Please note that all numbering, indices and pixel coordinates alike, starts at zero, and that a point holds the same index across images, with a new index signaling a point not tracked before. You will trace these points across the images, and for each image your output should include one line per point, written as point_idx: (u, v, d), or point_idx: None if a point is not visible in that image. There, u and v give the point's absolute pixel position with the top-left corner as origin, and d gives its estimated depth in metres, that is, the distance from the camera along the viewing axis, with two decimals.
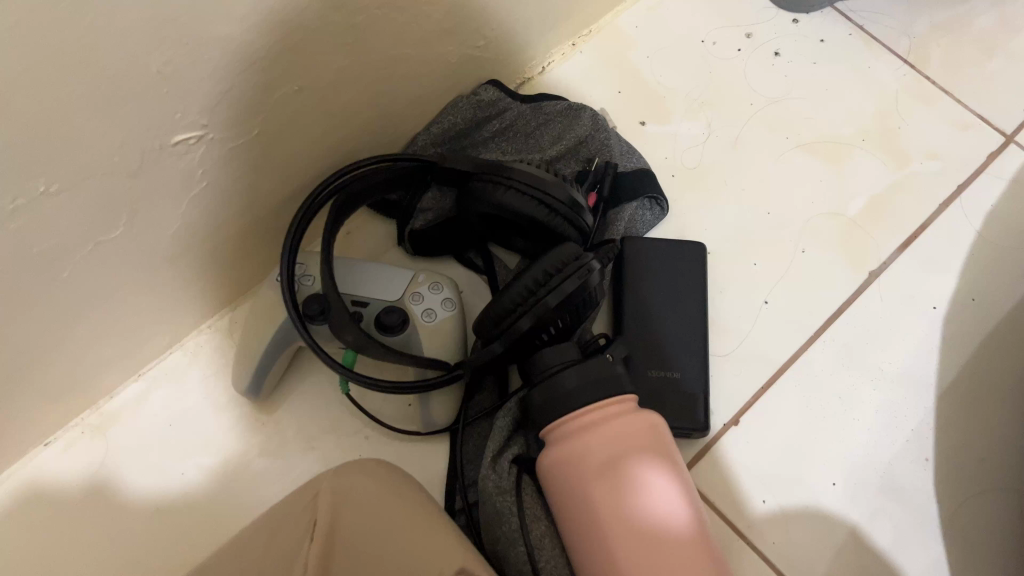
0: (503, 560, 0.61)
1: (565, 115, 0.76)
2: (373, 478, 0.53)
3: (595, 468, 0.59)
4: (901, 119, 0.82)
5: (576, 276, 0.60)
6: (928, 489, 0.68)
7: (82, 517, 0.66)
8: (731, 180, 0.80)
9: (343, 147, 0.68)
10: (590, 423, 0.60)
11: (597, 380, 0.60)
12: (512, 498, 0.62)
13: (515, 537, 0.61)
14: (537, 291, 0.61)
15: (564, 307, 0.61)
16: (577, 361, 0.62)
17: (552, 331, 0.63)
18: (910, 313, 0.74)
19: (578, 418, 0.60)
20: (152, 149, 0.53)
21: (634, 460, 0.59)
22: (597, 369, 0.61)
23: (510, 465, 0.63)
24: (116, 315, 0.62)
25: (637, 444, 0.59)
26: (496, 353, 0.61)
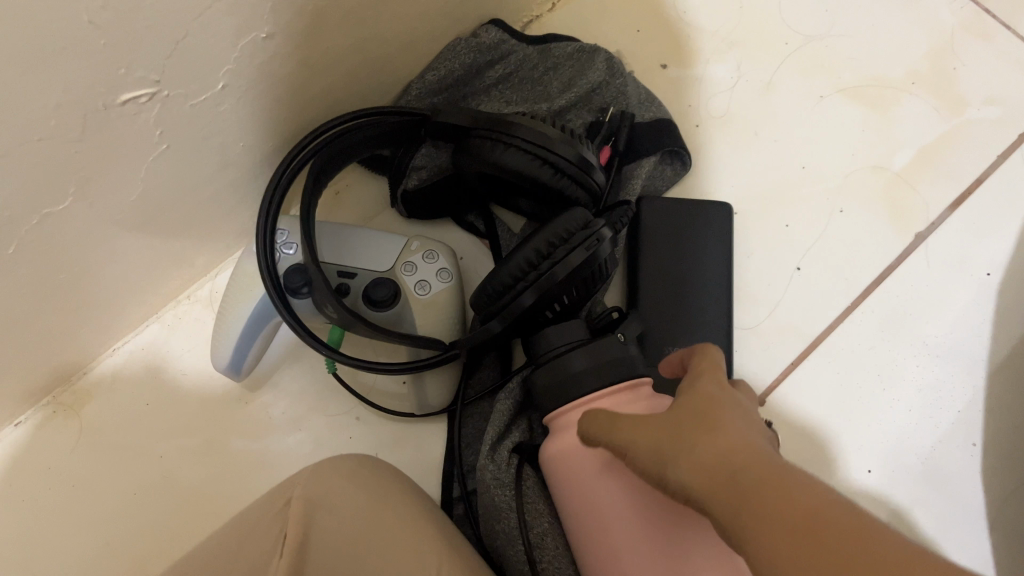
0: (503, 557, 0.57)
1: (577, 58, 0.69)
2: (340, 475, 0.48)
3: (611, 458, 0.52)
4: (956, 58, 0.73)
5: (584, 247, 0.53)
6: (974, 476, 0.61)
7: (56, 500, 0.62)
8: (762, 130, 0.71)
9: (325, 98, 0.61)
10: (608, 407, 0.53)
11: (607, 363, 0.54)
12: (512, 492, 0.56)
13: (514, 535, 0.56)
14: (539, 265, 0.54)
15: (570, 282, 0.54)
16: (586, 339, 0.56)
17: (557, 308, 0.56)
18: (959, 279, 0.66)
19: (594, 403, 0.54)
20: (97, 111, 0.46)
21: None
22: (607, 351, 0.55)
23: (510, 454, 0.58)
24: (77, 289, 0.57)
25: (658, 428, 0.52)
26: (494, 332, 0.55)
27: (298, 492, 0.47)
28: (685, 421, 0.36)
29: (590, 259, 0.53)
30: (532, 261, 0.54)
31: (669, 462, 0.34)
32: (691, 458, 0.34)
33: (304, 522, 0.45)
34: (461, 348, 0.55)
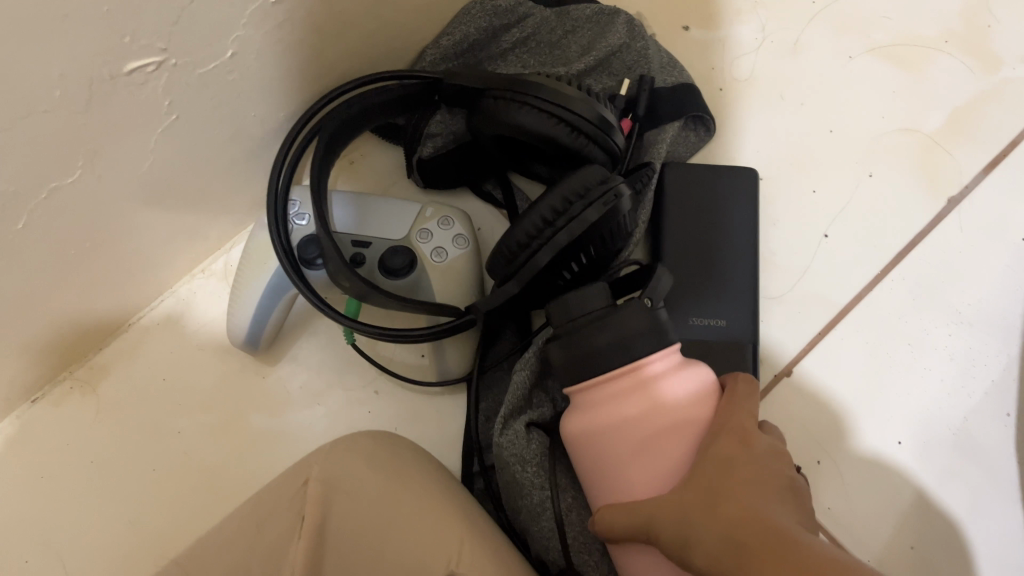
0: (528, 531, 0.56)
1: (596, 20, 0.67)
2: (363, 459, 0.47)
3: (635, 452, 0.49)
4: (992, 15, 0.70)
5: (601, 203, 0.51)
6: (1008, 448, 0.60)
7: (74, 476, 0.62)
8: (788, 93, 0.69)
9: (339, 65, 0.60)
10: (633, 396, 0.49)
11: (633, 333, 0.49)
12: (535, 470, 0.55)
13: (540, 510, 0.55)
14: (554, 223, 0.52)
15: (586, 240, 0.52)
16: (610, 306, 0.50)
17: (574, 268, 0.55)
18: (995, 244, 0.64)
19: (615, 391, 0.49)
20: (102, 81, 0.45)
21: (685, 440, 0.49)
22: (630, 321, 0.49)
23: (527, 428, 0.56)
24: (90, 264, 0.56)
25: (685, 415, 0.49)
26: (510, 294, 0.53)
27: (315, 474, 0.45)
28: (707, 504, 0.44)
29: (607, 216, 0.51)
30: (548, 218, 0.52)
31: (687, 538, 0.44)
32: (709, 526, 0.43)
33: (321, 509, 0.44)
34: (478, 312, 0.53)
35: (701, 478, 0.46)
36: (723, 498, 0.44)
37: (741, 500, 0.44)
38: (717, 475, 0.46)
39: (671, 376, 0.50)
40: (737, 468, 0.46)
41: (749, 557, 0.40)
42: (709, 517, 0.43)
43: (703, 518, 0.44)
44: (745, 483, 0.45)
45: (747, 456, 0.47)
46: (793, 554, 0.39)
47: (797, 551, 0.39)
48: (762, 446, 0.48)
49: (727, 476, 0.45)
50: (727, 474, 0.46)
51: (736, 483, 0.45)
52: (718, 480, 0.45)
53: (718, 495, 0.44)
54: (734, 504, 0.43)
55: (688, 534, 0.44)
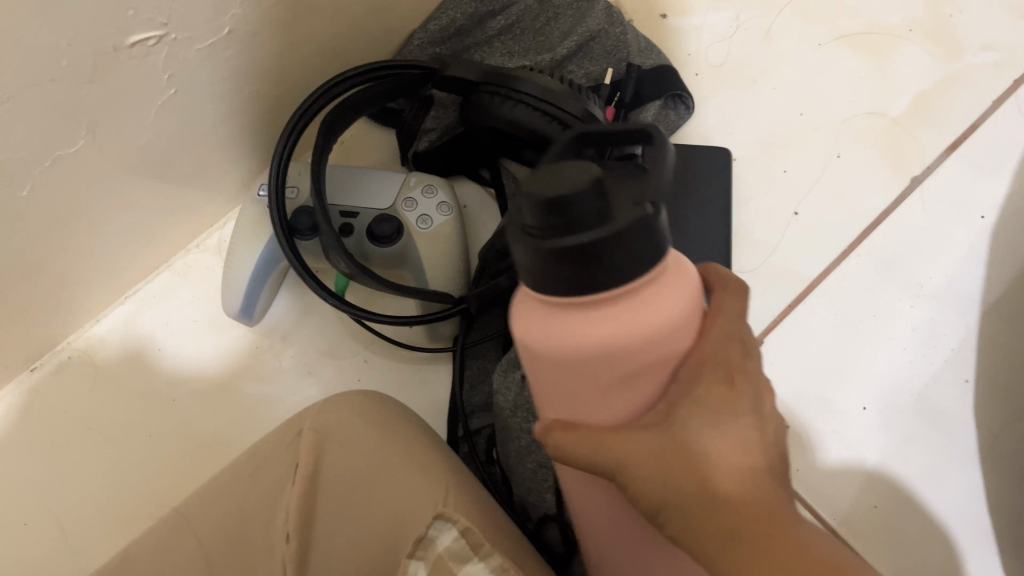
0: (515, 468, 0.60)
1: (576, 7, 0.70)
2: (359, 411, 0.49)
3: (593, 394, 0.35)
4: (955, 7, 0.73)
5: None
6: (968, 414, 0.63)
7: (72, 441, 0.64)
8: (760, 78, 0.72)
9: (331, 46, 0.62)
10: (604, 342, 0.32)
11: (654, 243, 0.31)
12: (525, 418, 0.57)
13: (528, 451, 0.58)
14: None
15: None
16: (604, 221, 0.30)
17: None
18: (955, 220, 0.67)
19: (581, 333, 0.32)
20: (105, 53, 0.47)
21: (662, 377, 0.35)
22: (638, 250, 0.30)
23: None
24: (90, 235, 0.58)
25: (672, 351, 0.34)
26: (501, 288, 0.57)
27: (308, 425, 0.48)
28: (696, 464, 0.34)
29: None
30: None
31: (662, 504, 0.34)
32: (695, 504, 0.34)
33: (314, 456, 0.46)
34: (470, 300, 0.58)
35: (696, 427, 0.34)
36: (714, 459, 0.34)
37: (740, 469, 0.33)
38: (709, 423, 0.34)
39: (649, 303, 0.32)
40: (731, 410, 0.35)
41: (762, 551, 0.32)
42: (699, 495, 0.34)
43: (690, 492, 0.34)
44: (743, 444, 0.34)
45: (737, 391, 0.35)
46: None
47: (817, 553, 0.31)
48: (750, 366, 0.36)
49: (718, 425, 0.34)
50: (723, 427, 0.34)
51: (731, 444, 0.34)
52: (711, 431, 0.34)
53: (711, 454, 0.34)
54: (729, 471, 0.33)
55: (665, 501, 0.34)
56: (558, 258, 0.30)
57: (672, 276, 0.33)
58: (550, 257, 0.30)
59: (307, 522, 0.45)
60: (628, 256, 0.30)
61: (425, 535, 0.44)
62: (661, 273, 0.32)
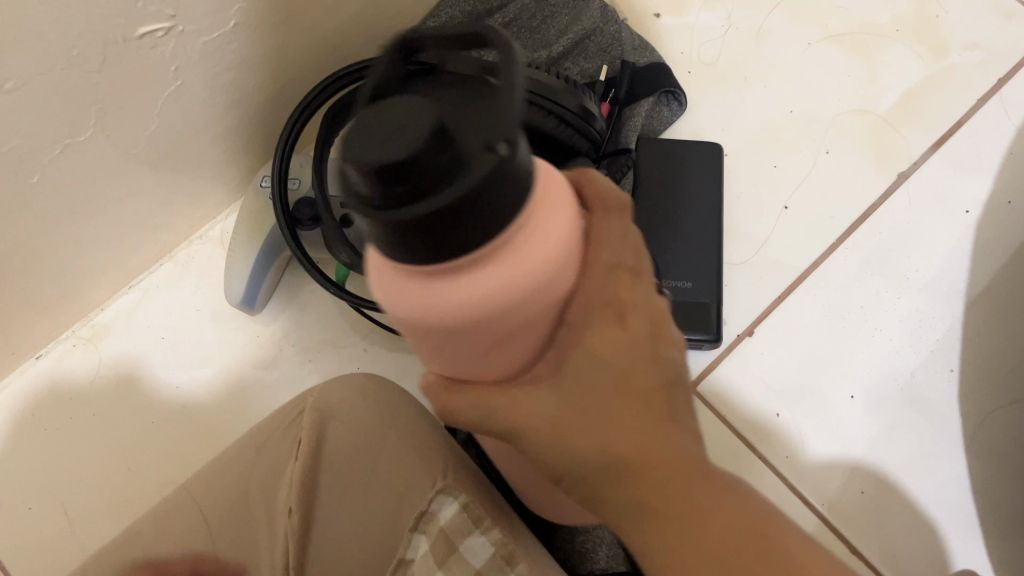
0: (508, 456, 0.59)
1: (571, 5, 0.72)
2: (361, 391, 0.49)
3: (479, 353, 0.32)
4: (941, 7, 0.75)
5: None
6: (952, 402, 0.64)
7: (75, 428, 0.65)
8: (751, 76, 0.74)
9: (333, 42, 0.64)
10: (484, 304, 0.29)
11: (518, 183, 0.28)
12: None
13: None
14: None
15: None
16: (448, 175, 0.26)
17: None
18: (941, 214, 0.69)
19: (447, 299, 0.29)
20: (115, 44, 0.48)
21: (546, 326, 0.33)
22: (491, 201, 0.26)
23: None
24: (96, 223, 0.60)
25: (552, 300, 0.31)
26: None
27: (311, 402, 0.49)
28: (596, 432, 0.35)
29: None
30: None
31: (561, 457, 0.36)
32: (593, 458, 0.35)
33: (316, 434, 0.48)
34: None
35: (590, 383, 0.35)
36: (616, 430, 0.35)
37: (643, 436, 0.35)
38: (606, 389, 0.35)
39: (534, 243, 0.29)
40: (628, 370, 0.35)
41: (661, 512, 0.35)
42: (600, 452, 0.35)
43: (591, 448, 0.35)
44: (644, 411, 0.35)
45: (634, 344, 0.35)
46: (719, 536, 0.34)
47: (712, 513, 0.34)
48: (640, 294, 0.35)
49: (617, 391, 0.35)
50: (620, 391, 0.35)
51: (633, 412, 0.35)
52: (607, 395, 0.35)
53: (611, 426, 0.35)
54: (630, 441, 0.35)
55: (566, 455, 0.36)
56: (412, 228, 0.26)
57: (549, 203, 0.30)
58: (402, 228, 0.26)
59: (308, 497, 0.46)
60: (491, 212, 0.27)
61: (428, 509, 0.45)
62: (538, 199, 0.29)
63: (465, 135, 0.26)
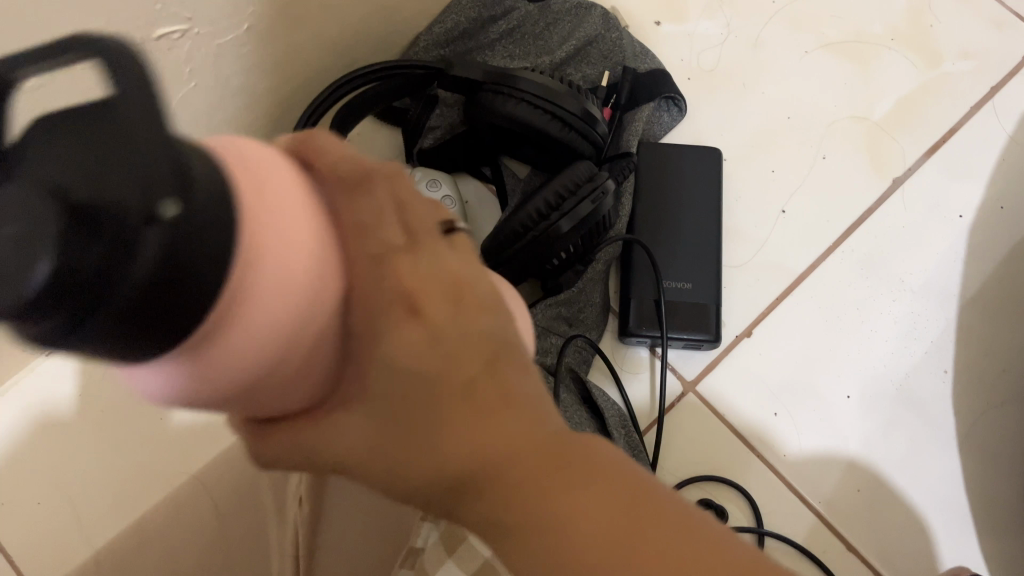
0: None
1: (574, 13, 0.74)
2: None
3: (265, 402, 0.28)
4: (933, 17, 0.77)
5: (591, 200, 0.59)
6: (946, 402, 0.66)
7: None
8: (750, 82, 0.76)
9: (341, 46, 0.65)
10: (236, 364, 0.25)
11: (218, 211, 0.23)
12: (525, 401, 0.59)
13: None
14: (549, 215, 0.59)
15: (577, 233, 0.59)
16: (106, 267, 0.20)
17: (563, 257, 0.61)
18: (934, 219, 0.71)
19: (194, 374, 0.25)
20: (134, 44, 0.50)
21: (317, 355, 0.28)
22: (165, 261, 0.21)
23: None
24: None
25: (307, 326, 0.26)
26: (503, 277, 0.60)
27: None
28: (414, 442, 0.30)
29: (596, 210, 0.59)
30: (543, 211, 0.59)
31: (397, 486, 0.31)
32: (428, 482, 0.30)
33: None
34: None
35: (404, 399, 0.30)
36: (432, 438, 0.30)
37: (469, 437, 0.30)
38: (411, 392, 0.30)
39: (269, 290, 0.24)
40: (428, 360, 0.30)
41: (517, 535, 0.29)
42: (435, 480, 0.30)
43: (423, 477, 0.30)
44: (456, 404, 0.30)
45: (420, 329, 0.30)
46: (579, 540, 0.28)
47: (553, 514, 0.29)
48: (422, 264, 0.30)
49: (430, 391, 0.30)
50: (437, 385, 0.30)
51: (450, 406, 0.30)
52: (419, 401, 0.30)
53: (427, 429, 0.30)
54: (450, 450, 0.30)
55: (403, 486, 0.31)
56: (129, 315, 0.22)
57: (264, 203, 0.25)
58: (113, 329, 0.22)
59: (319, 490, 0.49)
60: (188, 267, 0.22)
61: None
62: (256, 218, 0.25)
63: (125, 205, 0.20)
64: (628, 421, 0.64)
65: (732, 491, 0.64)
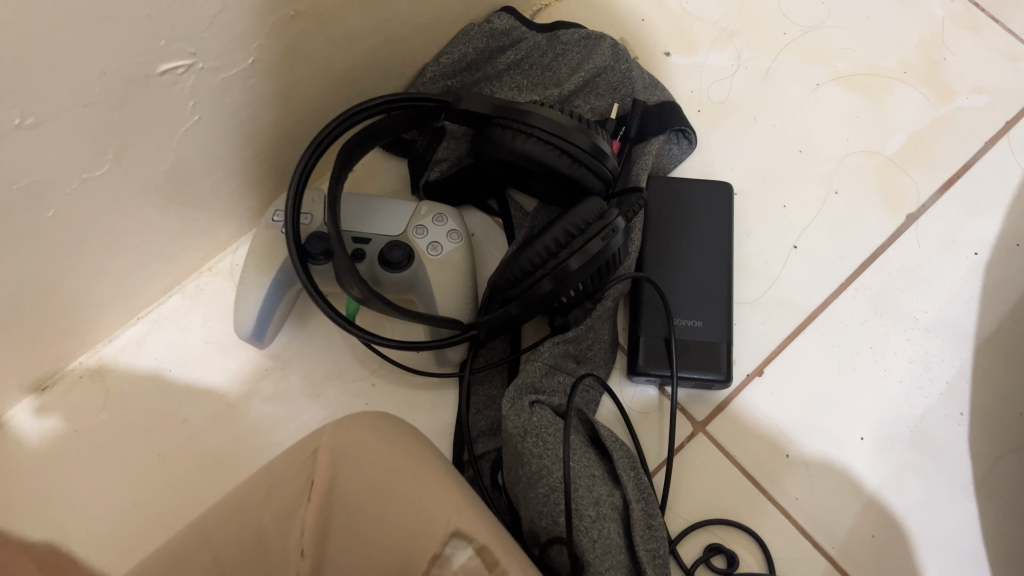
0: (521, 498, 0.59)
1: (584, 43, 0.73)
2: (378, 436, 0.49)
3: None
4: (946, 50, 0.76)
5: (601, 237, 0.57)
6: (962, 444, 0.64)
7: (79, 459, 0.65)
8: (760, 115, 0.75)
9: (348, 78, 0.64)
10: None
11: None
12: (532, 441, 0.58)
13: (537, 477, 0.57)
14: (557, 254, 0.58)
15: (587, 271, 0.58)
16: None
17: (572, 294, 0.60)
18: (949, 257, 0.70)
19: None
20: (136, 79, 0.49)
21: None
22: None
23: (534, 406, 0.61)
24: (111, 255, 0.60)
25: None
26: (511, 315, 0.58)
27: (325, 443, 0.49)
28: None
29: (606, 248, 0.58)
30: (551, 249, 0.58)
31: None
32: None
33: (328, 475, 0.47)
34: (480, 328, 0.59)
35: None
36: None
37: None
38: None
39: None
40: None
41: None
42: None
43: None
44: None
45: None
46: None
47: None
48: None
49: None
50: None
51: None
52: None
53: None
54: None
55: None
56: None
57: None
58: None
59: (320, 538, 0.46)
60: None
61: (441, 552, 0.45)
62: None
63: None
64: (637, 462, 0.63)
65: (741, 533, 0.62)
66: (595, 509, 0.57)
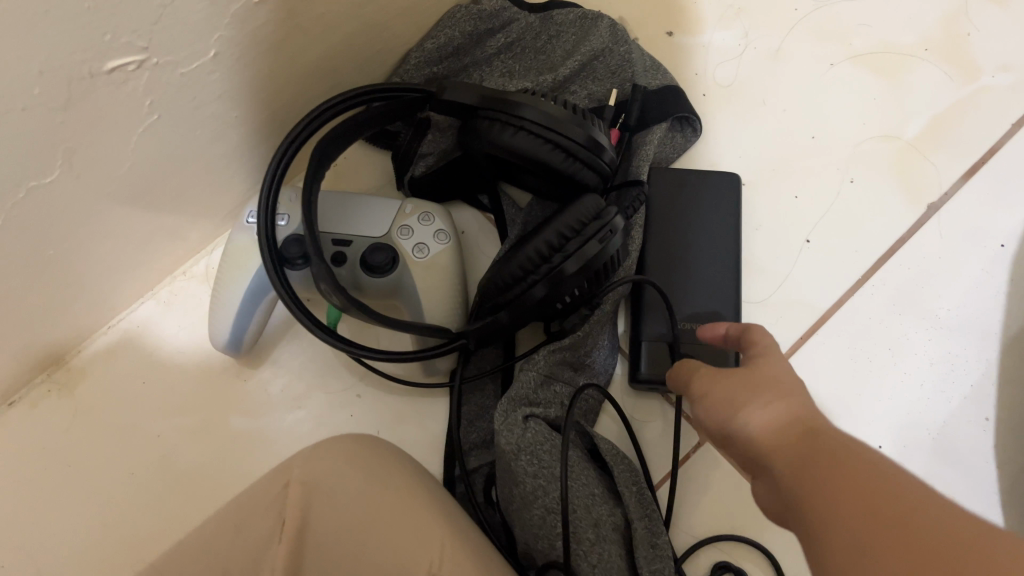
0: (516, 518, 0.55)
1: (580, 24, 0.67)
2: (353, 465, 0.46)
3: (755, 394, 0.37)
4: (971, 24, 0.71)
5: (598, 238, 0.53)
6: (987, 451, 0.60)
7: (47, 480, 0.61)
8: (769, 97, 0.70)
9: (323, 67, 0.60)
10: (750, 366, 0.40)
11: None
12: (526, 459, 0.54)
13: (532, 498, 0.53)
14: (551, 257, 0.53)
15: (583, 276, 0.53)
16: None
17: (568, 300, 0.55)
18: (972, 249, 0.65)
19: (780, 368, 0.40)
20: (81, 80, 0.44)
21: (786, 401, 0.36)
22: None
23: (527, 420, 0.57)
24: (71, 265, 0.56)
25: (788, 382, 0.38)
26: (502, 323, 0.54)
27: (296, 476, 0.45)
28: (915, 524, 0.27)
29: (603, 251, 0.53)
30: (544, 252, 0.53)
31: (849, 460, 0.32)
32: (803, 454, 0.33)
33: (301, 512, 0.44)
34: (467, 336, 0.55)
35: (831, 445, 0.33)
36: (833, 477, 0.30)
37: (798, 450, 0.33)
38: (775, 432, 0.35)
39: None
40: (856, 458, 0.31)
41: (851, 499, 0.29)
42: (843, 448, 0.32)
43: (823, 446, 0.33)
44: (830, 423, 0.35)
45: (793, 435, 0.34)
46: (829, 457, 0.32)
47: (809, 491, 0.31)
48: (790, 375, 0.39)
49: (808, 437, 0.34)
50: (808, 435, 0.34)
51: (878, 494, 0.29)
52: (852, 482, 0.30)
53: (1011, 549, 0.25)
54: (927, 496, 0.28)
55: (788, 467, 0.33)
56: None
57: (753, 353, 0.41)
58: None
59: None
60: None
61: None
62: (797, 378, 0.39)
63: None
64: (640, 477, 0.58)
65: (752, 550, 0.58)
66: (594, 530, 0.53)
